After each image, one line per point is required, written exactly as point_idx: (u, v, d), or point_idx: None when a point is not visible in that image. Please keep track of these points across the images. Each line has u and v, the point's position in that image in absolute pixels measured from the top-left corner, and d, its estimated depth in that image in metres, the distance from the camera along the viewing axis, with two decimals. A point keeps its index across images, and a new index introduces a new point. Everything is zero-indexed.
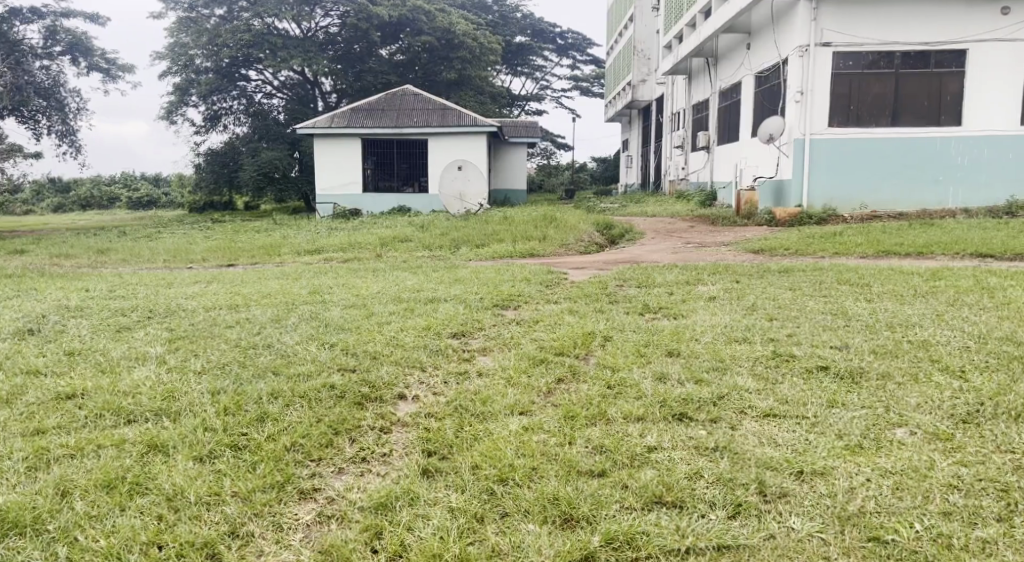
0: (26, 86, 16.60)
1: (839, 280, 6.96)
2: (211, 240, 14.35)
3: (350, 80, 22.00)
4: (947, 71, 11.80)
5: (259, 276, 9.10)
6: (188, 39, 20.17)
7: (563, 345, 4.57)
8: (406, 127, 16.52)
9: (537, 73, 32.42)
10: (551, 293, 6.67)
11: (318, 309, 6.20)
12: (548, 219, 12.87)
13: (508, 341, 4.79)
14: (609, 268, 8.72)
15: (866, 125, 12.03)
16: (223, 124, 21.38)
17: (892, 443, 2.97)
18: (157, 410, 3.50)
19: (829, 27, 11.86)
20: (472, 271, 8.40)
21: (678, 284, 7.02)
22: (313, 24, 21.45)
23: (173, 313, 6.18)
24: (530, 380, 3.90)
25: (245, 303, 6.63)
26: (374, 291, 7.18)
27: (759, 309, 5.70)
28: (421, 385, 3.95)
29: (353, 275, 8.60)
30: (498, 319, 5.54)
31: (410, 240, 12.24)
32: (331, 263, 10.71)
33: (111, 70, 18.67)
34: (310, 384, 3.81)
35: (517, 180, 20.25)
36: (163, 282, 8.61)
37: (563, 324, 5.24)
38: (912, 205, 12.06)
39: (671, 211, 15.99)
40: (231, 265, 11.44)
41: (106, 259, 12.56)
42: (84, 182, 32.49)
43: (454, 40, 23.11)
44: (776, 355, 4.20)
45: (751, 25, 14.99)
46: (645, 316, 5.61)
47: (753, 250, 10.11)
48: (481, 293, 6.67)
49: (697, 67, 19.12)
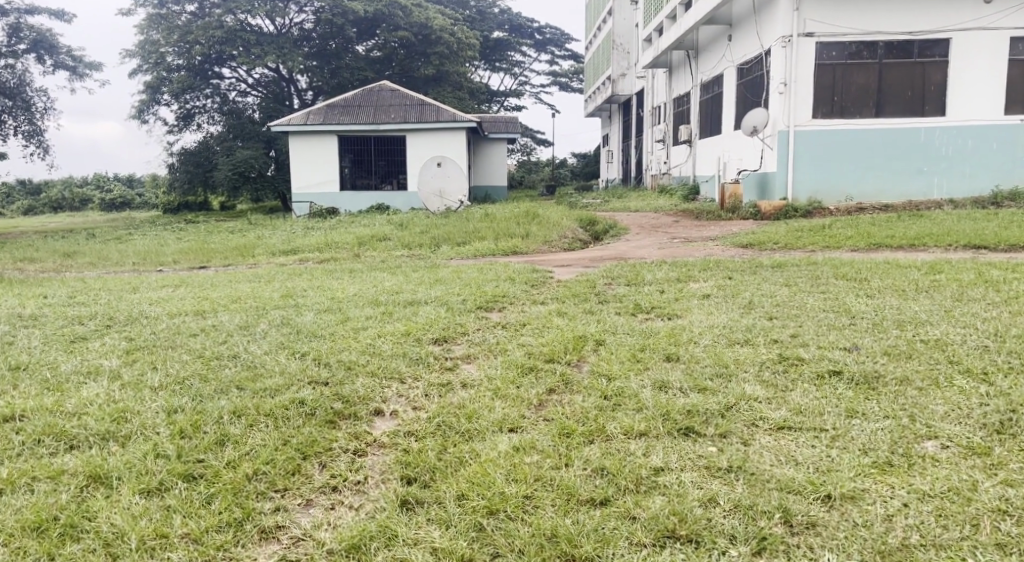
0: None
1: (836, 275, 6.68)
2: (183, 241, 13.90)
3: (326, 76, 21.52)
4: (931, 60, 11.59)
5: (230, 278, 8.71)
6: (158, 35, 19.68)
7: (553, 350, 4.24)
8: (383, 123, 16.14)
9: (515, 68, 32.07)
10: (537, 294, 6.34)
11: (289, 315, 5.83)
12: (530, 215, 12.53)
13: (494, 348, 4.46)
14: (595, 265, 8.43)
15: (850, 116, 11.79)
16: (196, 123, 20.84)
17: (924, 460, 2.68)
18: (105, 434, 3.15)
19: (812, 17, 11.60)
20: (452, 271, 8.06)
21: (669, 282, 6.73)
22: (287, 20, 20.97)
23: (134, 320, 5.80)
24: (519, 392, 3.57)
25: (213, 309, 6.26)
26: (351, 293, 6.82)
27: (756, 307, 5.40)
28: (399, 398, 3.61)
29: (329, 277, 8.23)
30: (481, 322, 5.20)
31: (388, 239, 11.87)
32: (307, 264, 10.34)
33: (77, 68, 18.11)
34: (277, 400, 3.45)
35: (497, 176, 19.94)
36: (129, 287, 8.21)
37: (550, 328, 4.91)
38: (897, 196, 11.85)
39: (654, 205, 15.71)
40: (202, 268, 11.03)
41: (73, 263, 12.10)
42: (56, 184, 31.74)
43: (431, 36, 22.72)
44: (782, 358, 3.90)
45: (733, 17, 14.73)
46: (638, 317, 5.31)
47: (742, 244, 9.84)
48: (463, 294, 6.34)
49: (678, 60, 18.86)
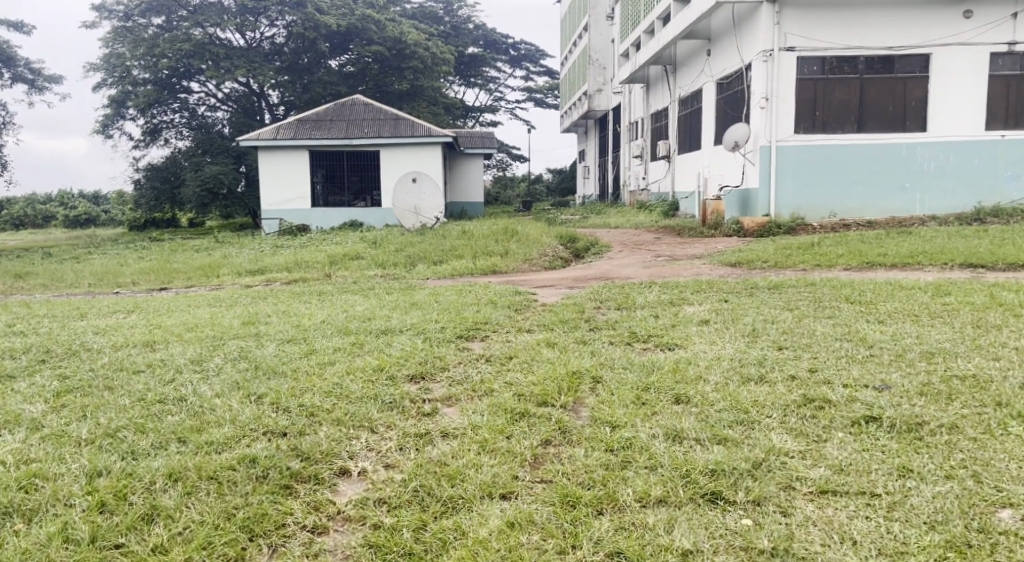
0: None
1: (840, 297, 6.23)
2: (145, 261, 13.31)
3: (298, 91, 20.93)
4: (913, 76, 11.29)
5: (189, 302, 8.15)
6: (124, 48, 19.06)
7: (544, 390, 3.74)
8: (356, 137, 15.59)
9: (490, 84, 31.71)
10: (521, 320, 5.84)
11: (247, 346, 5.30)
12: (508, 232, 12.07)
13: (479, 387, 3.94)
14: (579, 287, 7.97)
15: (831, 131, 11.45)
16: (164, 138, 20.25)
17: (1008, 539, 2.35)
18: (6, 507, 2.75)
19: (792, 32, 11.28)
20: (429, 293, 7.54)
21: (662, 306, 6.31)
22: (258, 34, 20.40)
23: (76, 355, 5.28)
24: (510, 445, 3.07)
25: (166, 339, 5.72)
26: (319, 319, 6.31)
27: (762, 336, 4.93)
28: (369, 454, 3.12)
29: (296, 300, 7.71)
30: (462, 355, 4.69)
31: (360, 258, 11.35)
32: (273, 285, 9.80)
33: (37, 81, 17.40)
34: (222, 459, 3.00)
35: (473, 192, 19.46)
36: (78, 312, 7.64)
37: (539, 361, 4.40)
38: (880, 213, 11.49)
39: (635, 222, 15.29)
40: (162, 289, 10.46)
41: (25, 284, 11.47)
42: (19, 201, 30.88)
43: (405, 50, 22.27)
44: (804, 393, 3.42)
45: (712, 31, 14.42)
46: (634, 347, 4.84)
47: (729, 262, 9.44)
48: (441, 320, 5.84)
49: (655, 75, 18.54)
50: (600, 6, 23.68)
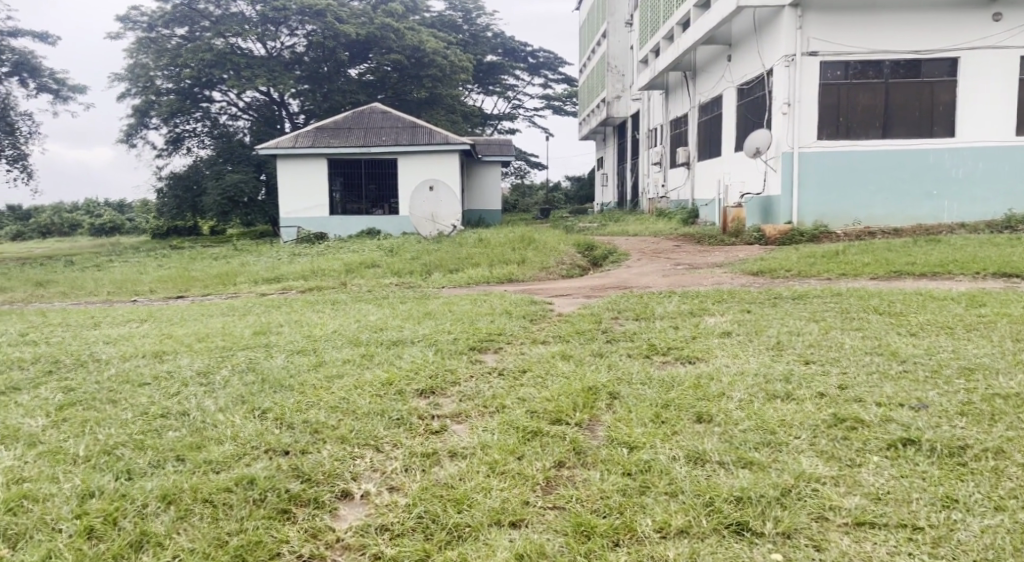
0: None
1: (868, 308, 6.01)
2: (164, 268, 13.30)
3: (318, 100, 20.92)
4: (940, 80, 11.02)
5: (204, 311, 8.04)
6: (147, 58, 19.15)
7: (558, 407, 3.57)
8: (373, 145, 15.50)
9: (509, 92, 31.60)
10: (536, 331, 5.67)
11: (256, 358, 5.17)
12: (525, 240, 11.91)
13: (490, 402, 3.78)
14: (596, 296, 7.79)
15: (856, 137, 11.20)
16: (186, 147, 20.33)
17: None
18: None
19: (815, 36, 11.06)
20: (444, 302, 7.40)
21: (682, 316, 6.12)
22: (279, 43, 20.39)
23: (84, 365, 5.17)
24: (520, 467, 2.93)
25: (175, 350, 5.60)
26: (331, 329, 6.17)
27: (788, 349, 4.73)
28: (373, 476, 2.98)
29: (310, 310, 7.57)
30: (474, 368, 4.53)
31: (376, 266, 11.24)
32: (290, 294, 9.70)
33: (61, 91, 17.47)
34: (219, 480, 2.91)
35: (491, 200, 19.32)
36: (92, 321, 7.57)
37: (553, 376, 4.23)
38: (907, 220, 11.22)
39: (654, 229, 15.08)
40: (179, 298, 10.40)
41: (45, 292, 11.48)
42: (46, 210, 31.23)
43: (424, 59, 22.22)
44: (834, 411, 3.24)
45: (733, 36, 14.20)
46: (653, 360, 4.66)
47: (751, 271, 9.23)
48: (454, 331, 5.68)
49: (675, 81, 18.33)
50: (620, 12, 23.48)
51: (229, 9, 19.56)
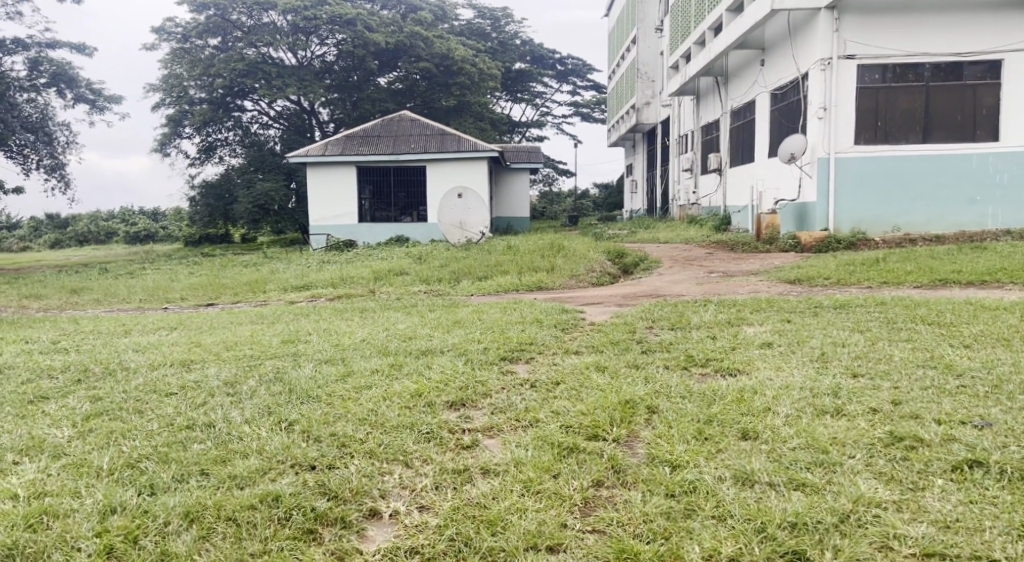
0: (8, 121, 15.60)
1: (915, 318, 5.78)
2: (195, 276, 13.33)
3: (347, 109, 20.95)
4: (982, 83, 10.71)
5: (233, 319, 7.99)
6: (182, 69, 19.37)
7: (594, 422, 3.42)
8: (402, 153, 15.47)
9: (537, 99, 31.51)
10: (568, 341, 5.52)
11: (284, 368, 5.07)
12: (555, 247, 11.75)
13: (523, 416, 3.63)
14: (628, 305, 7.62)
15: (894, 142, 10.92)
16: (218, 155, 20.50)
17: None
18: (9, 549, 2.64)
19: (852, 39, 10.81)
20: (473, 311, 7.26)
21: (719, 326, 5.94)
22: (309, 53, 20.48)
23: (111, 374, 5.10)
24: (557, 486, 2.80)
25: (203, 359, 5.52)
26: (360, 338, 6.07)
27: (834, 361, 4.53)
28: (402, 493, 2.87)
29: (338, 318, 7.49)
30: (505, 380, 4.38)
31: (405, 273, 11.15)
32: (318, 302, 9.64)
33: (98, 101, 17.66)
34: (242, 496, 2.82)
35: (520, 207, 19.20)
36: (122, 329, 7.53)
37: (588, 388, 4.07)
38: (949, 227, 10.88)
39: (685, 236, 14.86)
40: (209, 305, 10.39)
41: (78, 300, 11.55)
42: (82, 218, 31.66)
43: (452, 67, 22.20)
44: (890, 427, 3.08)
45: (766, 41, 13.97)
46: (692, 372, 4.48)
47: (788, 279, 9.00)
48: (485, 341, 5.55)
49: (706, 87, 18.10)
50: (649, 18, 23.26)
51: (261, 20, 19.53)
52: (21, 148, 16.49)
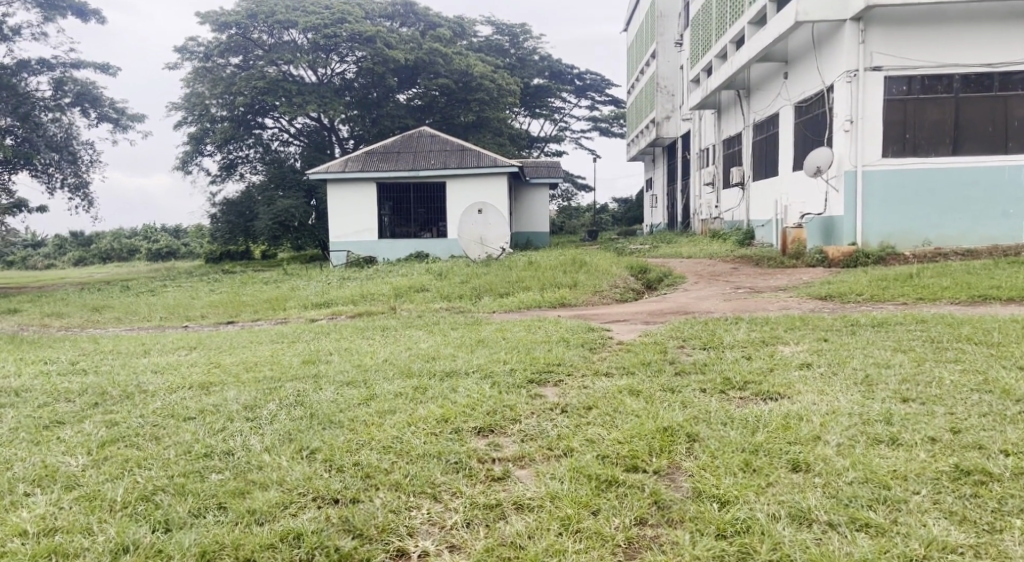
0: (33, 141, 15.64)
1: (960, 338, 5.54)
2: (216, 293, 13.28)
3: (367, 125, 20.92)
4: (1014, 94, 10.42)
5: (252, 338, 7.87)
6: (203, 87, 19.42)
7: (632, 451, 3.29)
8: (422, 169, 15.37)
9: (556, 114, 31.39)
10: (597, 362, 5.33)
11: (304, 390, 4.91)
12: (577, 262, 11.57)
13: (556, 444, 3.46)
14: (655, 322, 7.42)
15: (924, 154, 10.62)
16: (239, 173, 20.54)
17: None
18: None
19: (878, 50, 10.60)
20: (496, 329, 7.09)
21: (753, 346, 5.74)
22: (329, 70, 20.51)
23: (129, 397, 4.96)
24: (598, 525, 2.85)
25: (222, 381, 5.38)
26: (382, 358, 5.91)
27: (880, 385, 4.32)
28: (432, 530, 2.87)
29: (359, 337, 7.34)
30: (534, 404, 4.19)
31: (426, 290, 11.00)
32: (338, 320, 9.50)
33: (121, 120, 17.71)
34: (262, 533, 2.85)
35: (540, 222, 19.05)
36: (142, 349, 7.42)
37: (622, 414, 3.88)
38: (981, 240, 10.53)
39: (709, 251, 14.62)
40: (229, 323, 10.31)
41: (99, 318, 11.51)
42: (106, 236, 31.87)
43: (471, 83, 22.13)
44: (956, 457, 3.11)
45: (789, 53, 13.77)
46: (729, 396, 4.29)
47: (819, 295, 8.77)
48: (510, 361, 5.38)
49: (727, 100, 17.90)
50: (669, 32, 23.10)
51: (282, 38, 19.70)
52: (46, 167, 16.55)
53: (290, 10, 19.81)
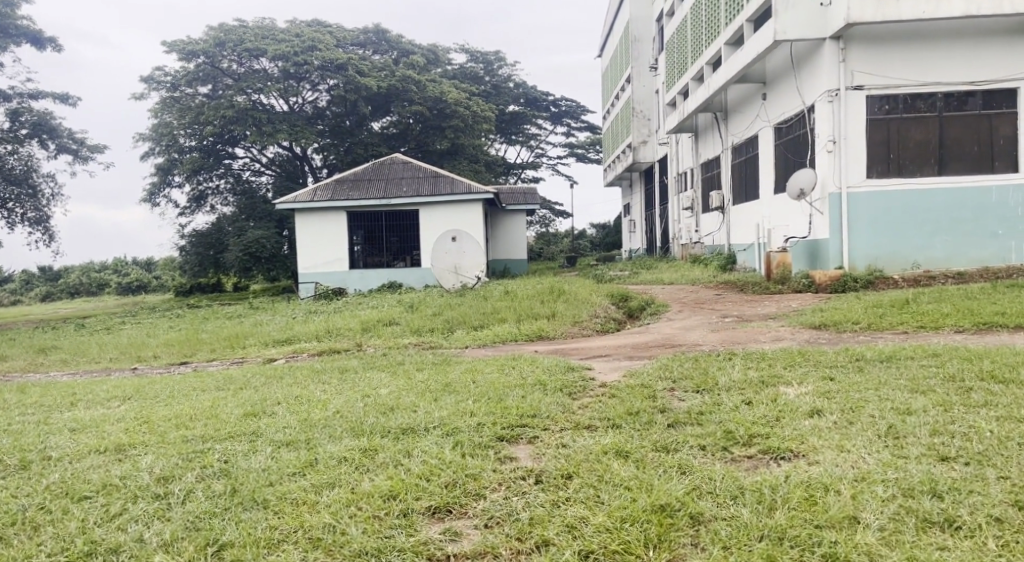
0: None
1: (982, 376, 4.90)
2: (174, 330, 12.49)
3: (340, 154, 20.20)
4: (999, 112, 9.93)
5: (199, 382, 7.11)
6: (170, 116, 18.62)
7: (624, 544, 2.94)
8: (394, 197, 14.69)
9: (531, 141, 30.89)
10: (578, 411, 4.62)
11: (234, 454, 4.18)
12: (555, 292, 10.88)
13: (536, 532, 3.03)
14: (640, 358, 6.75)
15: (909, 175, 10.10)
16: (209, 204, 19.84)
17: None
18: None
19: (859, 69, 10.09)
20: (466, 370, 6.39)
21: (749, 387, 5.09)
22: (300, 98, 19.88)
23: (26, 469, 4.21)
24: None
25: (144, 440, 4.65)
26: (334, 408, 5.20)
27: (907, 439, 3.67)
28: None
29: (314, 381, 6.59)
30: (503, 469, 3.50)
31: (395, 324, 10.27)
32: (298, 360, 8.76)
33: (81, 151, 16.88)
34: None
35: (518, 249, 18.40)
36: (72, 400, 6.63)
37: (608, 486, 3.26)
38: (971, 262, 9.98)
39: (691, 277, 14.01)
40: (183, 364, 9.52)
41: (44, 361, 10.68)
42: (75, 270, 30.84)
43: (445, 109, 21.44)
44: None
45: (767, 73, 13.28)
46: (732, 458, 3.62)
47: (813, 324, 8.13)
48: (476, 412, 4.67)
49: (705, 123, 17.42)
50: (644, 57, 22.65)
51: (252, 67, 19.05)
52: (3, 202, 15.66)
53: (260, 38, 19.19)
